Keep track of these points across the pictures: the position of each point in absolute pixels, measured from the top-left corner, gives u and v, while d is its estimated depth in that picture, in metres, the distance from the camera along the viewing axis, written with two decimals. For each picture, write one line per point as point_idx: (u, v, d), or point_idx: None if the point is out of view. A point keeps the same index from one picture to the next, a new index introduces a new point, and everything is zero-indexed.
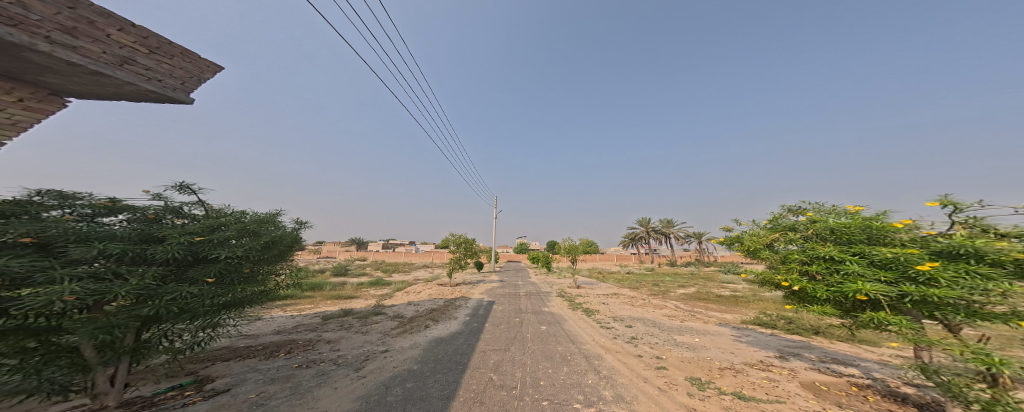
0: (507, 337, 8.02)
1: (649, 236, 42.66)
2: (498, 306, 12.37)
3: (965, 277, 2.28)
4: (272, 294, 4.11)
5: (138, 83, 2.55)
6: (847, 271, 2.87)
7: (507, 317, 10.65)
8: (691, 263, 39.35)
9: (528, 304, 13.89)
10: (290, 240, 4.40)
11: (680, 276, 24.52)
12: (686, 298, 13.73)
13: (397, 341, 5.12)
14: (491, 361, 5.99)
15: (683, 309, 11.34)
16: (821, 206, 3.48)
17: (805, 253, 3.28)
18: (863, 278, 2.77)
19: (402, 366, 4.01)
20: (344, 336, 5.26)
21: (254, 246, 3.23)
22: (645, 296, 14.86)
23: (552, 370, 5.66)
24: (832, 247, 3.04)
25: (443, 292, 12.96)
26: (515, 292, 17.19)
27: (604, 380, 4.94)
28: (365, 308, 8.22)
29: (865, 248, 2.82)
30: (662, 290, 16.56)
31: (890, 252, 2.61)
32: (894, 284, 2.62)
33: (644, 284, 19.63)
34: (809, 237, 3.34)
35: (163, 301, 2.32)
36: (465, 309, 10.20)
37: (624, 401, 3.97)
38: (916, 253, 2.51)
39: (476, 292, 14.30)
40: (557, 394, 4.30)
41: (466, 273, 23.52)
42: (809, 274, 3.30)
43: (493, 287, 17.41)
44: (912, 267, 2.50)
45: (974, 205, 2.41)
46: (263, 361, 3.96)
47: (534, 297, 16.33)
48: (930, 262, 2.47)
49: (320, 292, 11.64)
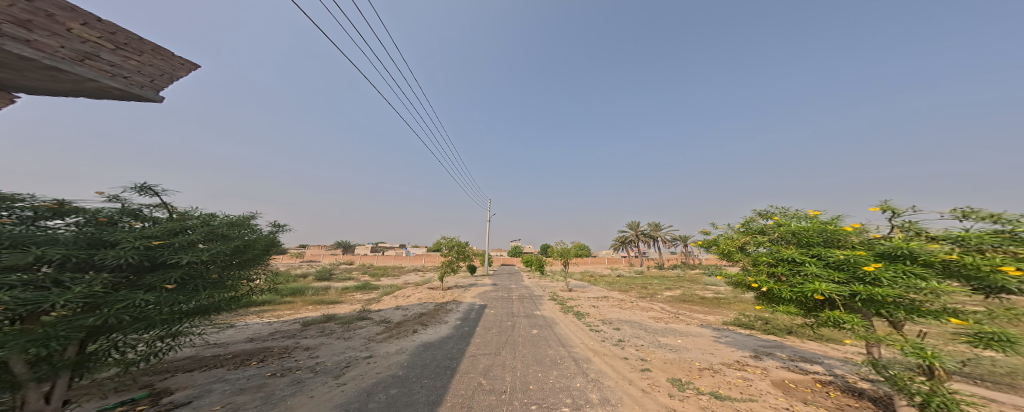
0: (498, 342, 7.94)
1: (638, 239, 43.60)
2: (489, 310, 12.26)
3: (903, 277, 2.44)
4: (244, 300, 3.95)
5: (101, 80, 2.44)
6: (807, 272, 3.02)
7: (498, 321, 10.55)
8: (677, 265, 40.46)
9: (521, 308, 13.85)
10: (266, 243, 4.25)
11: (666, 279, 25.19)
12: (673, 300, 14.03)
13: (384, 347, 4.99)
14: (480, 366, 5.91)
15: (669, 311, 11.59)
16: (786, 210, 3.65)
17: (771, 255, 3.45)
18: (820, 278, 2.92)
19: (386, 372, 3.90)
20: (325, 342, 5.10)
21: (222, 250, 3.11)
22: (634, 299, 15.05)
23: (543, 374, 5.64)
24: (794, 249, 3.19)
25: (434, 296, 12.77)
26: (506, 296, 17.07)
27: (591, 383, 4.97)
28: (349, 314, 8.00)
29: (822, 250, 2.98)
30: (650, 293, 16.90)
31: (842, 254, 2.77)
32: (846, 284, 2.79)
33: (633, 287, 20.02)
34: (774, 239, 3.51)
35: (113, 310, 2.20)
36: (456, 313, 10.05)
37: (609, 403, 4.01)
38: (863, 254, 2.68)
39: (467, 295, 14.14)
40: (546, 398, 4.30)
41: (458, 276, 23.27)
42: (776, 275, 3.45)
43: (485, 291, 17.27)
44: (861, 268, 2.66)
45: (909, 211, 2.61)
46: (231, 370, 3.78)
47: (525, 301, 16.27)
48: (874, 263, 2.64)
49: (302, 298, 11.20)
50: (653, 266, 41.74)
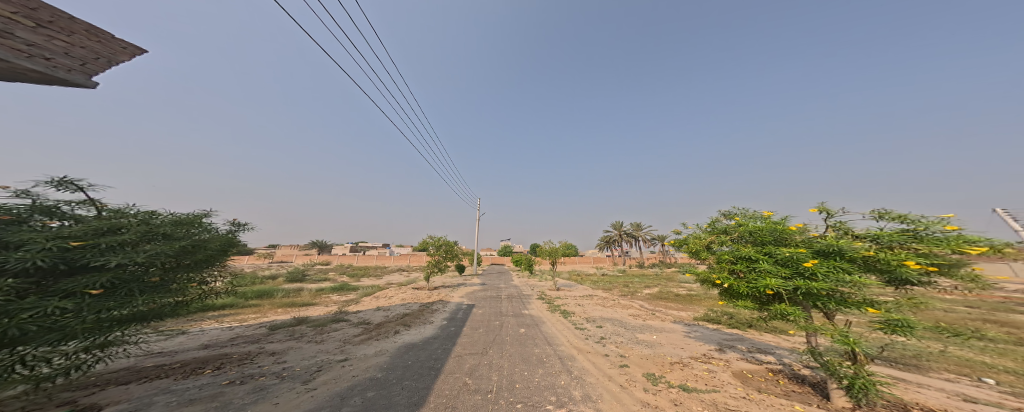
0: (485, 341, 7.93)
1: (621, 239, 44.90)
2: (477, 310, 12.17)
3: (835, 272, 2.71)
4: (195, 304, 3.68)
5: (15, 60, 2.14)
6: (760, 269, 3.23)
7: (484, 321, 10.48)
8: (657, 264, 42.20)
9: (510, 307, 13.82)
10: (222, 243, 3.99)
11: (646, 277, 26.16)
12: (652, 298, 14.60)
13: (362, 349, 4.84)
14: (466, 366, 5.87)
15: (646, 308, 12.04)
16: (745, 211, 3.89)
17: (732, 254, 3.64)
18: (770, 274, 3.14)
19: (363, 375, 3.77)
20: (295, 346, 4.88)
21: (163, 252, 2.89)
22: (616, 297, 15.50)
23: (528, 373, 5.68)
24: (750, 248, 3.41)
25: (418, 296, 12.50)
26: (492, 295, 17.02)
27: (574, 380, 5.08)
28: (323, 316, 7.68)
29: (772, 248, 3.20)
30: (631, 291, 17.50)
31: (788, 251, 3.01)
32: (791, 279, 3.01)
33: (615, 285, 20.64)
34: (735, 238, 3.71)
35: (17, 320, 1.96)
36: (442, 313, 9.91)
37: (591, 399, 4.10)
38: (803, 252, 2.93)
39: (455, 295, 13.96)
40: (531, 396, 4.34)
41: (444, 276, 22.97)
42: (736, 272, 3.66)
43: (474, 290, 17.13)
44: (801, 265, 2.92)
45: (840, 212, 2.91)
46: (179, 380, 3.51)
47: (513, 300, 16.33)
48: (812, 259, 2.89)
49: (270, 300, 10.62)
50: (634, 265, 43.29)
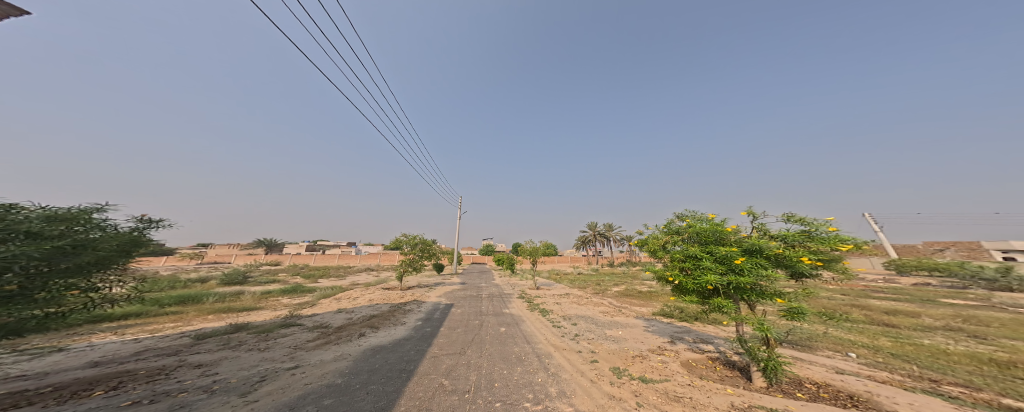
0: (464, 341, 7.80)
1: (596, 239, 46.59)
2: (456, 309, 11.95)
3: (758, 268, 3.33)
4: (75, 315, 3.13)
5: None
6: (703, 266, 3.64)
7: (461, 321, 10.23)
8: (626, 262, 44.76)
9: (490, 306, 13.76)
10: (123, 242, 3.46)
11: (617, 275, 27.53)
12: (620, 295, 15.41)
13: (316, 355, 4.51)
14: (442, 367, 5.75)
15: (615, 305, 12.61)
16: (693, 212, 4.28)
17: (682, 253, 3.96)
18: (711, 271, 3.57)
19: (318, 382, 3.53)
20: (230, 357, 4.42)
21: (21, 254, 2.40)
22: (589, 295, 16.08)
23: (508, 371, 5.67)
24: (696, 247, 3.79)
25: (389, 296, 12.01)
26: (469, 294, 16.74)
27: (551, 377, 5.14)
28: (269, 321, 7.15)
29: (714, 247, 3.64)
30: (603, 289, 18.27)
31: (725, 250, 3.50)
32: (725, 275, 3.52)
33: (590, 284, 21.41)
34: (685, 238, 4.04)
35: None
36: (417, 313, 9.57)
37: (565, 395, 4.16)
38: (735, 251, 3.47)
39: (431, 295, 13.59)
40: (509, 394, 4.31)
41: (419, 277, 22.36)
42: (684, 268, 3.99)
43: (452, 290, 16.83)
44: (734, 263, 3.45)
45: (762, 215, 3.54)
46: (58, 404, 3.02)
47: (492, 299, 16.18)
48: (741, 257, 3.45)
49: (198, 306, 9.69)
50: (606, 264, 45.43)
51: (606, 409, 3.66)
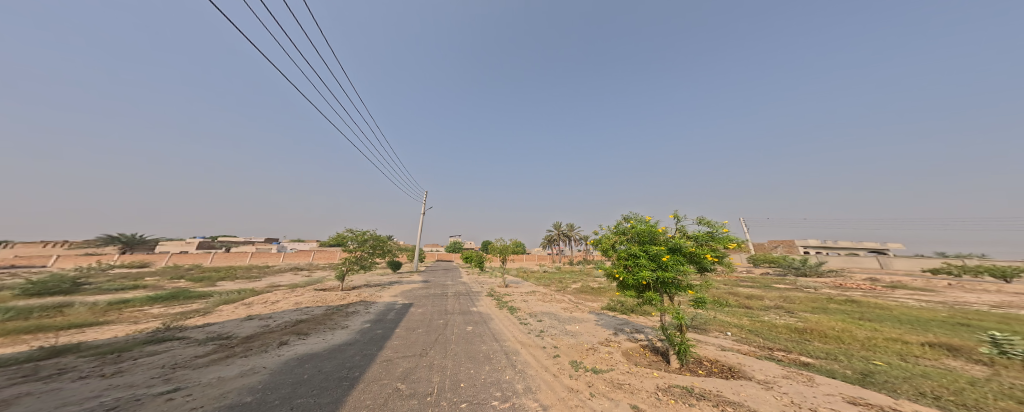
0: (426, 342, 7.52)
1: (559, 239, 48.51)
2: (414, 309, 11.36)
3: (676, 265, 4.83)
4: None
5: None
6: (641, 264, 5.01)
7: (416, 321, 9.53)
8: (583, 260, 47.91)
9: (455, 305, 13.44)
10: None
11: (575, 273, 29.19)
12: (578, 291, 16.06)
13: (209, 373, 3.74)
14: (397, 373, 5.28)
15: (573, 301, 13.15)
16: (636, 216, 5.60)
17: (626, 252, 5.39)
18: (645, 267, 4.95)
19: (215, 404, 2.92)
20: (57, 388, 3.36)
21: None
22: (553, 292, 16.56)
23: (475, 371, 5.42)
24: (637, 247, 5.13)
25: (323, 298, 10.85)
26: (429, 292, 15.88)
27: (518, 374, 5.01)
28: (131, 339, 5.66)
29: (649, 247, 5.01)
30: (563, 286, 18.99)
31: (656, 250, 4.90)
32: (654, 270, 4.92)
33: (554, 281, 22.12)
34: (629, 238, 5.37)
35: None
36: (365, 315, 8.75)
37: (531, 391, 4.22)
38: (662, 251, 4.89)
39: (384, 294, 12.65)
40: (476, 394, 4.17)
41: (372, 276, 20.73)
42: (627, 265, 5.33)
43: (411, 288, 15.96)
44: (661, 261, 4.86)
45: (682, 220, 4.97)
46: None
47: (458, 298, 15.72)
48: (666, 256, 4.87)
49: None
50: (566, 262, 47.88)
51: (568, 401, 3.91)
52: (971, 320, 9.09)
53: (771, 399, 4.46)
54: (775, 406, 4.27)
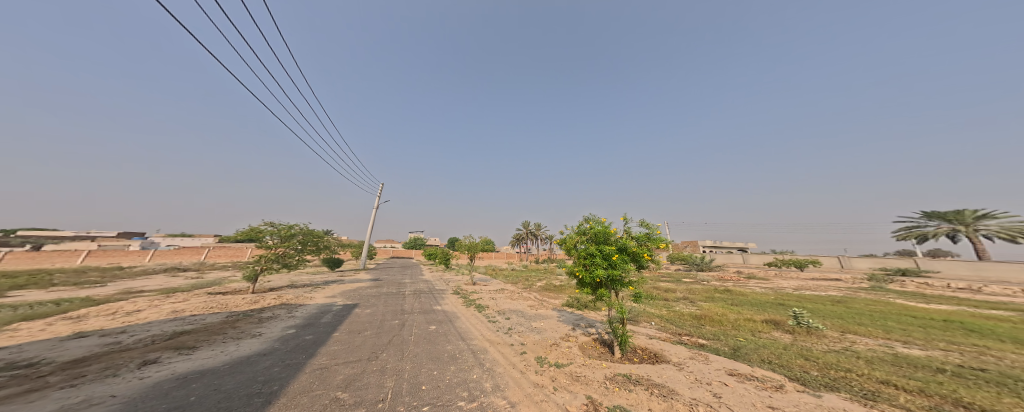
0: (380, 343, 7.75)
1: (529, 236, 49.40)
2: (361, 310, 10.73)
3: (623, 264, 5.44)
4: None
5: None
6: (595, 262, 5.54)
7: (362, 324, 9.16)
8: (550, 258, 49.87)
9: (417, 304, 13.34)
10: None
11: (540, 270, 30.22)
12: (544, 289, 16.61)
13: None
14: (337, 381, 4.74)
15: (539, 298, 13.66)
16: (595, 217, 6.12)
17: (584, 250, 5.83)
18: (599, 266, 5.49)
19: None
20: None
21: None
22: (521, 289, 16.95)
23: (439, 372, 5.62)
24: (593, 247, 5.64)
25: (219, 303, 9.17)
26: (380, 292, 14.82)
27: (486, 373, 5.55)
28: None
29: (603, 248, 5.55)
30: (530, 283, 19.54)
31: (609, 249, 5.45)
32: (606, 269, 5.48)
33: (522, 279, 22.61)
34: (587, 238, 5.86)
35: None
36: (288, 320, 7.61)
37: (499, 389, 4.71)
38: (613, 251, 5.45)
39: (317, 296, 11.43)
40: (441, 396, 4.35)
41: (319, 276, 18.75)
42: (584, 262, 5.83)
43: (361, 288, 14.81)
44: (612, 260, 5.43)
45: (630, 222, 5.60)
46: None
47: (420, 297, 15.23)
48: (615, 256, 5.44)
49: None
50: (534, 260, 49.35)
51: (534, 397, 4.44)
52: (791, 301, 12.44)
53: (682, 377, 5.18)
54: (686, 383, 4.99)
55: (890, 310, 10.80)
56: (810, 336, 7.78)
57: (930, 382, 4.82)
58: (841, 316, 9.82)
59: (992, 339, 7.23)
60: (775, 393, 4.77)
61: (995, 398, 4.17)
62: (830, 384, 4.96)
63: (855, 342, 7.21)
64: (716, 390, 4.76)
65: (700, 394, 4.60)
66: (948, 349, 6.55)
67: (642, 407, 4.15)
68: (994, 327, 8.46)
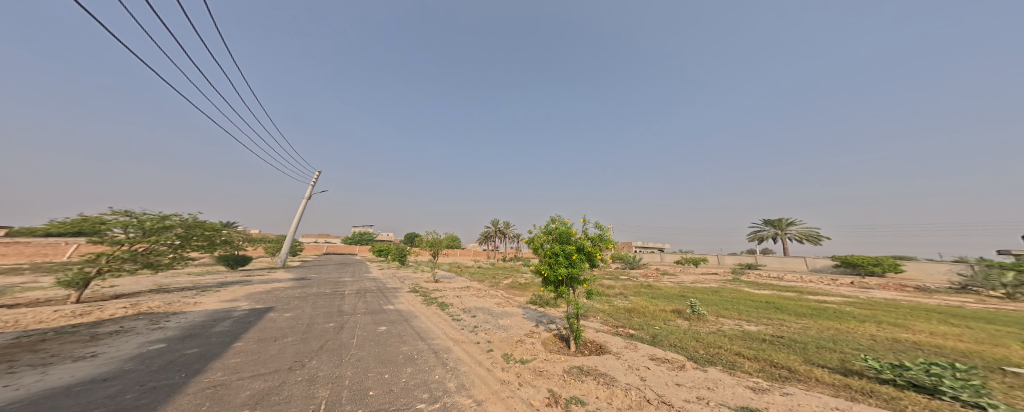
0: (310, 349, 6.83)
1: (497, 235, 49.28)
2: (280, 313, 9.34)
3: (582, 262, 5.89)
4: None
5: None
6: (558, 261, 5.90)
7: (279, 329, 7.99)
8: (516, 257, 50.57)
9: (366, 304, 12.26)
10: None
11: (506, 269, 30.36)
12: (510, 286, 16.76)
13: None
14: (240, 399, 3.89)
15: (505, 296, 13.77)
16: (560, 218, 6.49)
17: (549, 250, 6.13)
18: (561, 264, 5.85)
19: None
20: None
21: None
22: (487, 287, 16.88)
23: (392, 375, 5.16)
24: (557, 246, 6.01)
25: (35, 317, 6.77)
26: (307, 293, 12.96)
27: (449, 372, 5.27)
28: None
29: (566, 247, 5.94)
30: (497, 281, 19.51)
31: (570, 248, 5.86)
32: (566, 267, 5.86)
33: (488, 277, 22.44)
34: (551, 238, 6.20)
35: None
36: (156, 334, 6.00)
37: (465, 388, 4.52)
38: (573, 249, 5.86)
39: (209, 301, 9.39)
40: (397, 399, 4.01)
41: (240, 276, 15.89)
42: (548, 261, 6.17)
43: (287, 289, 12.84)
44: (571, 258, 5.85)
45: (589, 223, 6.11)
46: None
47: (374, 296, 14.00)
48: (575, 255, 5.86)
49: None
50: (501, 258, 49.55)
51: (499, 393, 4.36)
52: (688, 293, 14.78)
53: (620, 365, 5.58)
54: (622, 370, 5.40)
55: (741, 296, 13.69)
56: (702, 322, 9.21)
57: (758, 350, 6.82)
58: (714, 303, 12.01)
59: (785, 313, 10.10)
60: (680, 371, 5.44)
61: (786, 357, 6.37)
62: (711, 359, 6.16)
63: (720, 324, 9.07)
64: (645, 375, 5.19)
65: (632, 379, 4.98)
66: (766, 323, 9.02)
67: (593, 396, 4.30)
68: (787, 304, 11.53)
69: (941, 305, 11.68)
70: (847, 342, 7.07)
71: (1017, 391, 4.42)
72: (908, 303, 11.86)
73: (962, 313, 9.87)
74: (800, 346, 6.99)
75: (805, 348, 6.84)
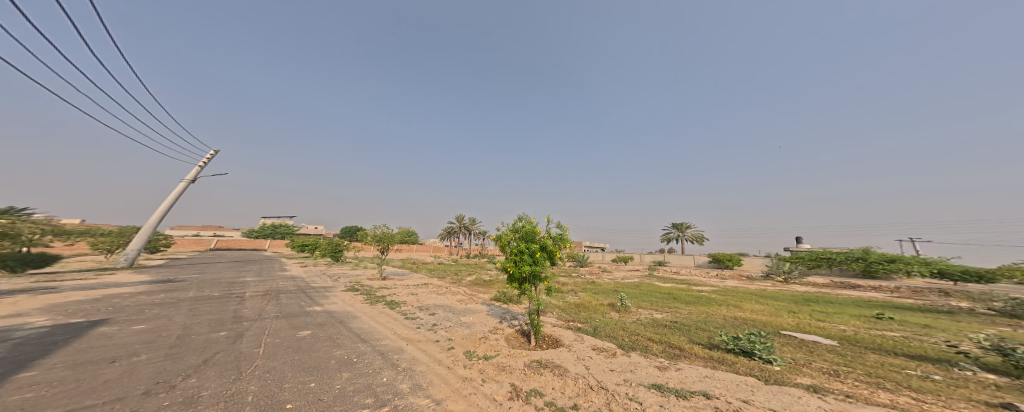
0: (180, 366, 5.43)
1: (461, 231, 47.79)
2: (128, 328, 7.18)
3: (544, 259, 6.04)
4: None
5: None
6: (523, 258, 5.95)
7: (119, 346, 6.15)
8: (479, 254, 49.84)
9: (280, 306, 10.37)
10: None
11: (468, 266, 29.53)
12: (473, 284, 16.41)
13: None
14: None
15: (468, 293, 13.39)
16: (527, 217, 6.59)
17: (515, 248, 6.13)
18: (525, 262, 5.91)
19: None
20: None
21: None
22: (448, 284, 16.15)
23: (325, 380, 4.52)
24: (522, 244, 6.07)
25: None
26: (178, 299, 10.23)
27: (401, 373, 4.80)
28: None
29: (531, 245, 6.04)
30: (458, 278, 18.81)
31: (534, 246, 5.97)
32: (530, 265, 5.91)
33: (449, 274, 21.47)
34: (519, 236, 6.23)
35: None
36: None
37: (421, 388, 4.16)
38: (538, 247, 5.99)
39: None
40: (333, 406, 3.52)
41: (78, 282, 11.79)
42: (513, 258, 6.16)
43: (153, 297, 9.97)
44: (535, 255, 5.95)
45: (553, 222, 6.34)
46: None
47: (301, 298, 12.04)
48: (538, 252, 5.99)
49: None
50: (463, 254, 48.25)
51: (460, 391, 4.12)
52: (619, 287, 16.65)
53: (569, 356, 5.89)
54: (572, 360, 5.69)
55: (653, 288, 15.99)
56: (627, 314, 10.28)
57: (660, 333, 7.97)
58: (637, 296, 13.64)
59: (676, 302, 12.03)
60: (613, 358, 5.98)
61: (678, 338, 7.56)
62: (630, 345, 6.95)
63: (634, 314, 10.28)
64: (590, 364, 5.55)
65: (579, 369, 5.25)
66: (666, 311, 10.52)
67: (549, 387, 4.38)
68: (681, 294, 13.76)
69: (757, 289, 15.59)
70: (710, 322, 8.78)
71: (785, 346, 6.14)
72: (744, 289, 15.44)
73: (765, 294, 13.28)
74: (684, 328, 8.36)
75: (686, 330, 8.22)
